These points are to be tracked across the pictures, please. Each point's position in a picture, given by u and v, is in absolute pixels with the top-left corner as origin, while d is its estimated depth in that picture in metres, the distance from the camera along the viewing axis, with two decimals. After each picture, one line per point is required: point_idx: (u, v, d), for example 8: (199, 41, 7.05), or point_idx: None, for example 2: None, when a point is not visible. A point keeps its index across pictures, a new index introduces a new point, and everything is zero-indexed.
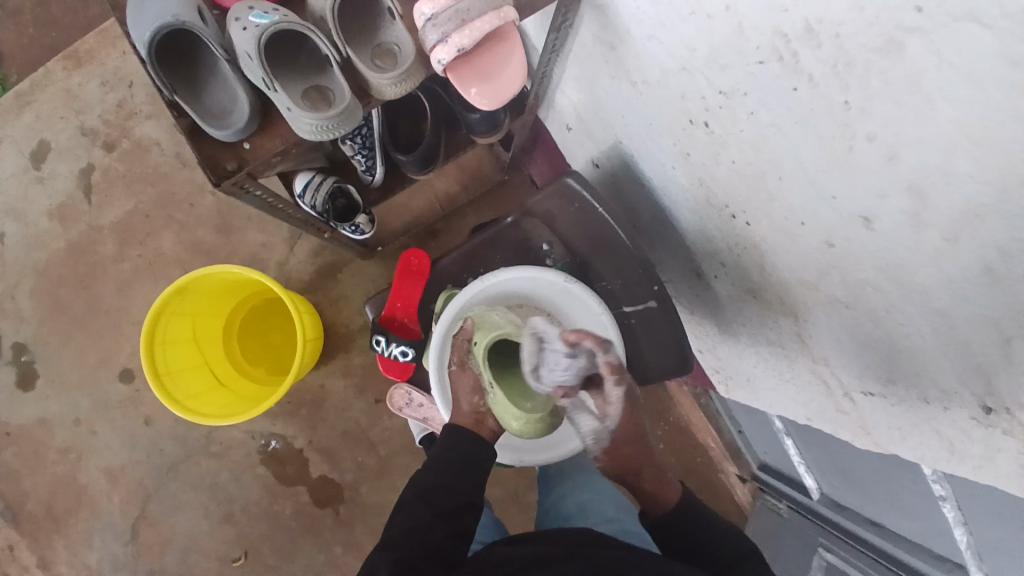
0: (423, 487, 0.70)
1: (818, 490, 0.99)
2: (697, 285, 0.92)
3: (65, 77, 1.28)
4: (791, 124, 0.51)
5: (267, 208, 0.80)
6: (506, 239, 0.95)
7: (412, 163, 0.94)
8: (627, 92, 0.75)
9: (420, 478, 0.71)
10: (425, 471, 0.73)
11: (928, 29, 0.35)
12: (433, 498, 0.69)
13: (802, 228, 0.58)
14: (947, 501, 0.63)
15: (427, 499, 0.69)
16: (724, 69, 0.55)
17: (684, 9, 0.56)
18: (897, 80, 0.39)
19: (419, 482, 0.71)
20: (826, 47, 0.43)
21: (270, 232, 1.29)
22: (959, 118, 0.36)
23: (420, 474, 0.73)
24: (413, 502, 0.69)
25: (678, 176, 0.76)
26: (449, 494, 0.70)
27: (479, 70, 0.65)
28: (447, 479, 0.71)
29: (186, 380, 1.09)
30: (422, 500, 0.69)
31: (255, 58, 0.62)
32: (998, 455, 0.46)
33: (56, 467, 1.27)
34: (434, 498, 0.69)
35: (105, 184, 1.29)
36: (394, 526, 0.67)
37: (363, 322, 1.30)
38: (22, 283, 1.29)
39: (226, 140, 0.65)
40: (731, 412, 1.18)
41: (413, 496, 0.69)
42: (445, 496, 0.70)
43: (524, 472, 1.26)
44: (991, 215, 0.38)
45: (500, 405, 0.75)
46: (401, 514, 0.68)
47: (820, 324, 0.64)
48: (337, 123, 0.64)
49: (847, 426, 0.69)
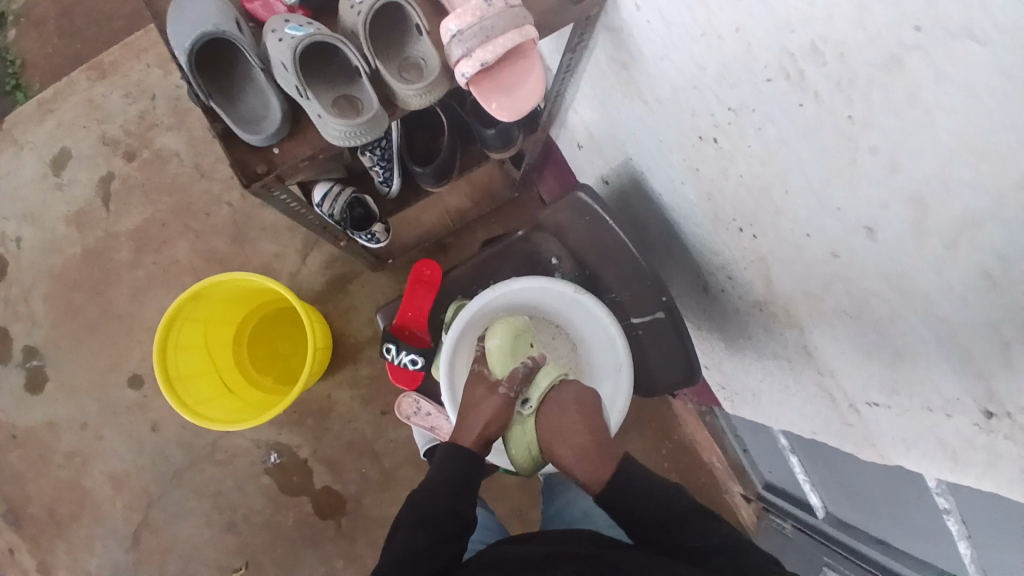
0: (424, 511, 0.68)
1: (824, 508, 0.99)
2: (704, 299, 0.94)
3: (88, 87, 1.32)
4: (797, 138, 0.54)
5: (289, 212, 0.83)
6: (516, 253, 0.97)
7: (428, 174, 0.97)
8: (638, 110, 0.78)
9: (419, 499, 0.69)
10: (424, 491, 0.70)
11: (927, 46, 0.38)
12: (434, 524, 0.67)
13: (807, 239, 0.61)
14: (952, 515, 0.64)
15: (428, 524, 0.67)
16: (733, 86, 0.58)
17: (696, 30, 0.59)
18: (897, 94, 0.42)
19: (418, 502, 0.69)
20: (830, 64, 0.46)
21: (283, 242, 1.32)
22: (959, 130, 0.39)
23: (419, 493, 0.70)
24: (415, 526, 0.67)
25: (687, 191, 0.79)
26: (451, 518, 0.68)
27: (500, 84, 0.69)
28: (452, 503, 0.69)
29: (195, 385, 1.10)
30: (423, 525, 0.67)
31: (289, 67, 0.65)
32: (1001, 462, 0.48)
33: (61, 471, 1.28)
34: (437, 523, 0.67)
35: (124, 192, 1.32)
36: (393, 548, 0.66)
37: (372, 333, 1.31)
38: (36, 286, 1.31)
39: (257, 144, 0.68)
40: (736, 431, 1.19)
41: (414, 519, 0.67)
42: (451, 521, 0.68)
43: (528, 488, 1.27)
44: (990, 225, 0.40)
45: (523, 432, 0.81)
46: (399, 535, 0.67)
47: (825, 335, 0.67)
48: (365, 130, 0.67)
49: (852, 438, 0.70)
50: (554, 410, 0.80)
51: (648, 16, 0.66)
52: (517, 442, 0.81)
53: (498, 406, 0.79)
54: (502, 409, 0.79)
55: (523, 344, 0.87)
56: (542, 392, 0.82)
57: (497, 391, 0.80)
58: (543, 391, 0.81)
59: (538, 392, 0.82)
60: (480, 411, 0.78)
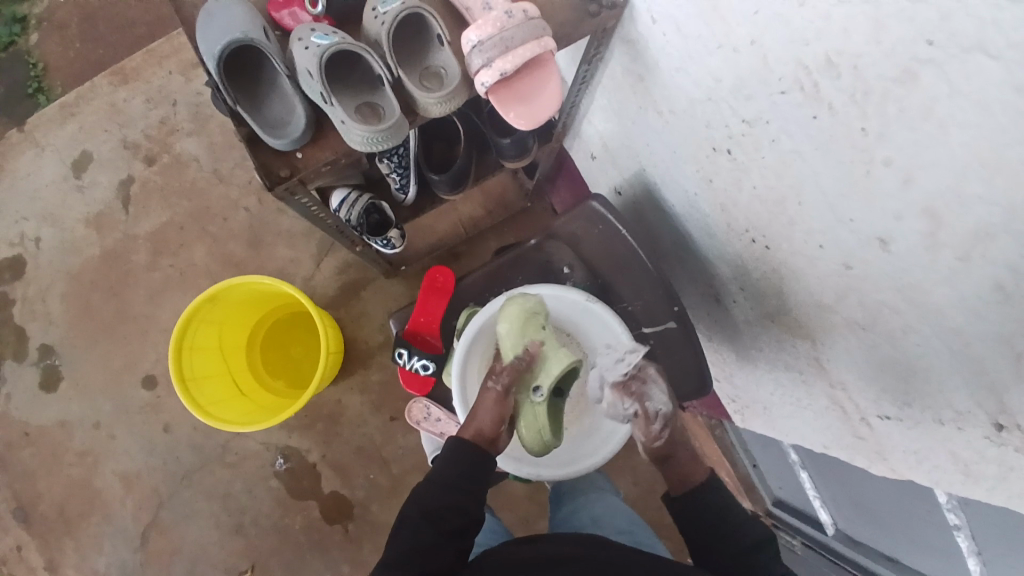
0: (428, 506, 0.69)
1: (833, 525, 0.99)
2: (716, 310, 0.95)
3: (111, 92, 1.35)
4: (812, 150, 0.54)
5: (308, 215, 0.85)
6: (528, 261, 0.98)
7: (444, 182, 0.98)
8: (653, 121, 0.80)
9: (424, 493, 0.70)
10: (427, 487, 0.71)
11: (940, 59, 0.39)
12: (438, 519, 0.68)
13: (820, 251, 0.61)
14: (962, 530, 0.64)
15: (433, 520, 0.68)
16: (748, 98, 0.59)
17: (712, 43, 0.60)
18: (911, 107, 0.43)
19: (423, 497, 0.70)
20: (845, 77, 0.47)
21: (298, 248, 1.33)
22: (972, 143, 0.40)
23: (423, 488, 0.71)
24: (419, 523, 0.67)
25: (700, 202, 0.79)
26: (454, 514, 0.69)
27: (519, 93, 0.70)
28: (457, 500, 0.70)
29: (208, 385, 1.11)
30: (427, 520, 0.67)
31: (315, 74, 0.67)
32: (1012, 475, 0.48)
33: (72, 469, 1.29)
34: (441, 519, 0.68)
35: (142, 195, 1.34)
36: (398, 544, 0.67)
37: (382, 339, 1.32)
38: (54, 286, 1.33)
39: (281, 149, 0.70)
40: (746, 446, 1.19)
41: (417, 513, 0.68)
42: (452, 517, 0.69)
43: (535, 497, 1.27)
44: (1003, 237, 0.40)
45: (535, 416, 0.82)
46: (404, 531, 0.67)
47: (837, 347, 0.67)
48: (386, 136, 0.68)
49: (865, 452, 0.70)
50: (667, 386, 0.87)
51: (665, 29, 0.67)
52: (528, 424, 0.82)
53: (490, 402, 0.80)
54: (493, 406, 0.80)
55: (536, 327, 0.84)
56: (553, 377, 0.83)
57: (487, 387, 0.82)
58: (554, 374, 0.82)
59: (549, 374, 0.83)
60: (480, 411, 0.80)
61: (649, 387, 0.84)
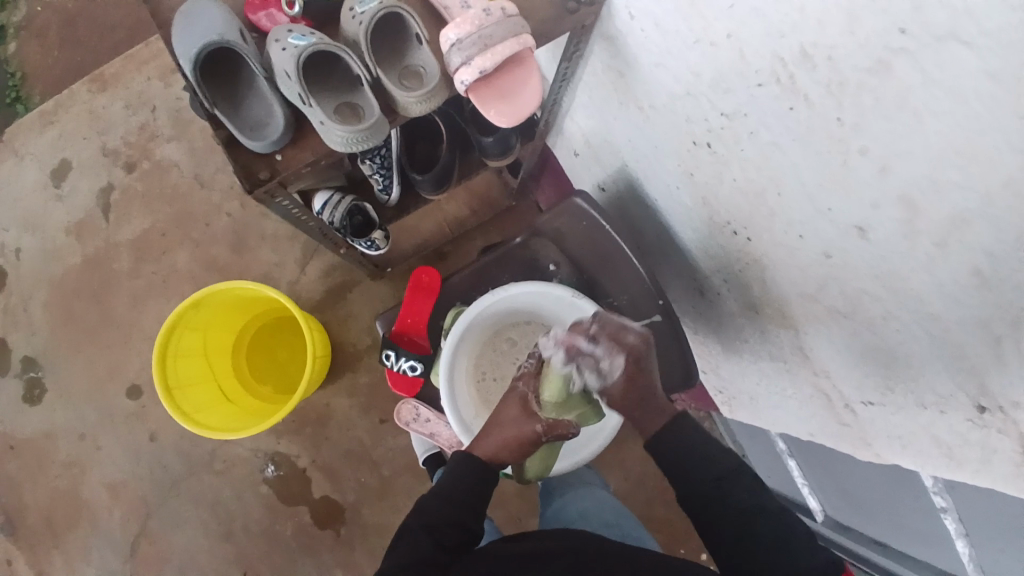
0: (429, 517, 0.66)
1: (823, 512, 1.00)
2: (700, 303, 0.95)
3: (90, 98, 1.33)
4: (790, 142, 0.55)
5: (290, 217, 0.84)
6: (513, 258, 0.98)
7: (427, 182, 0.98)
8: (635, 116, 0.80)
9: (427, 506, 0.68)
10: (430, 497, 0.69)
11: (914, 49, 0.40)
12: (438, 533, 0.65)
13: (800, 241, 0.62)
14: (948, 513, 0.64)
15: (433, 533, 0.65)
16: (727, 91, 0.59)
17: (690, 37, 0.61)
18: (887, 98, 0.43)
19: (423, 508, 0.68)
20: (821, 69, 0.47)
21: (283, 251, 1.32)
22: (948, 133, 0.40)
23: (425, 499, 0.69)
24: (419, 534, 0.65)
25: (682, 196, 0.80)
26: (454, 529, 0.67)
27: (497, 90, 0.70)
28: (456, 513, 0.68)
29: (193, 392, 1.10)
30: (427, 533, 0.65)
31: (292, 75, 0.66)
32: (995, 456, 0.48)
33: (59, 480, 1.27)
34: (440, 533, 0.66)
35: (124, 201, 1.32)
36: (396, 555, 0.64)
37: (370, 340, 1.32)
38: (36, 295, 1.31)
39: (260, 151, 0.70)
40: (734, 436, 1.21)
41: (418, 525, 0.66)
42: (453, 532, 0.67)
43: (526, 495, 1.27)
44: (978, 222, 0.41)
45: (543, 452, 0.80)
46: (403, 541, 0.65)
47: (820, 336, 0.68)
48: (366, 136, 0.68)
49: (849, 439, 0.71)
50: (640, 378, 0.71)
51: (644, 25, 0.68)
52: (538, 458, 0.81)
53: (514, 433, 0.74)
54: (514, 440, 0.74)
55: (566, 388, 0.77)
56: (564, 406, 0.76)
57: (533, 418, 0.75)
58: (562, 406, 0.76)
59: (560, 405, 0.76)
60: (500, 433, 0.75)
61: (590, 374, 0.72)
